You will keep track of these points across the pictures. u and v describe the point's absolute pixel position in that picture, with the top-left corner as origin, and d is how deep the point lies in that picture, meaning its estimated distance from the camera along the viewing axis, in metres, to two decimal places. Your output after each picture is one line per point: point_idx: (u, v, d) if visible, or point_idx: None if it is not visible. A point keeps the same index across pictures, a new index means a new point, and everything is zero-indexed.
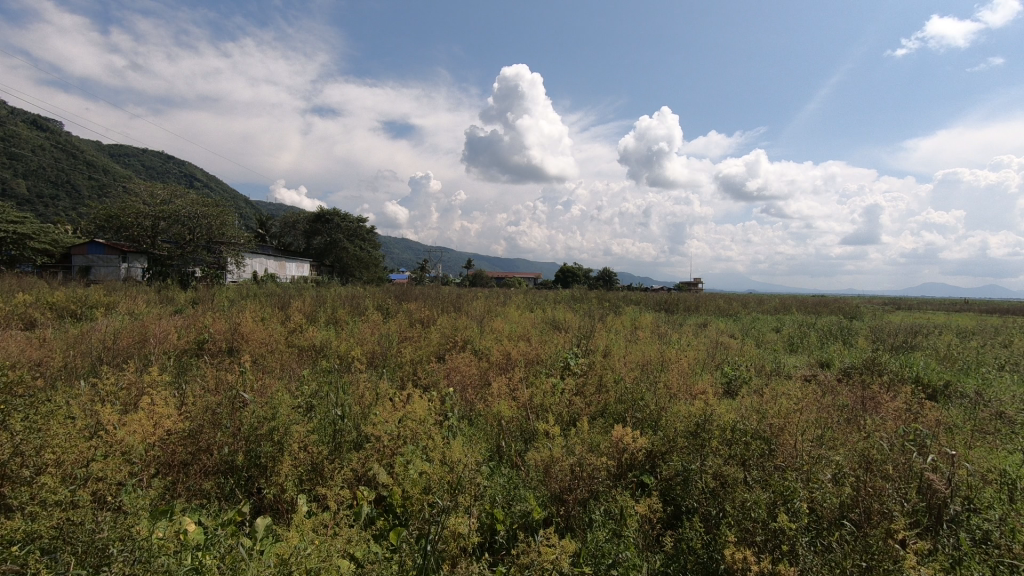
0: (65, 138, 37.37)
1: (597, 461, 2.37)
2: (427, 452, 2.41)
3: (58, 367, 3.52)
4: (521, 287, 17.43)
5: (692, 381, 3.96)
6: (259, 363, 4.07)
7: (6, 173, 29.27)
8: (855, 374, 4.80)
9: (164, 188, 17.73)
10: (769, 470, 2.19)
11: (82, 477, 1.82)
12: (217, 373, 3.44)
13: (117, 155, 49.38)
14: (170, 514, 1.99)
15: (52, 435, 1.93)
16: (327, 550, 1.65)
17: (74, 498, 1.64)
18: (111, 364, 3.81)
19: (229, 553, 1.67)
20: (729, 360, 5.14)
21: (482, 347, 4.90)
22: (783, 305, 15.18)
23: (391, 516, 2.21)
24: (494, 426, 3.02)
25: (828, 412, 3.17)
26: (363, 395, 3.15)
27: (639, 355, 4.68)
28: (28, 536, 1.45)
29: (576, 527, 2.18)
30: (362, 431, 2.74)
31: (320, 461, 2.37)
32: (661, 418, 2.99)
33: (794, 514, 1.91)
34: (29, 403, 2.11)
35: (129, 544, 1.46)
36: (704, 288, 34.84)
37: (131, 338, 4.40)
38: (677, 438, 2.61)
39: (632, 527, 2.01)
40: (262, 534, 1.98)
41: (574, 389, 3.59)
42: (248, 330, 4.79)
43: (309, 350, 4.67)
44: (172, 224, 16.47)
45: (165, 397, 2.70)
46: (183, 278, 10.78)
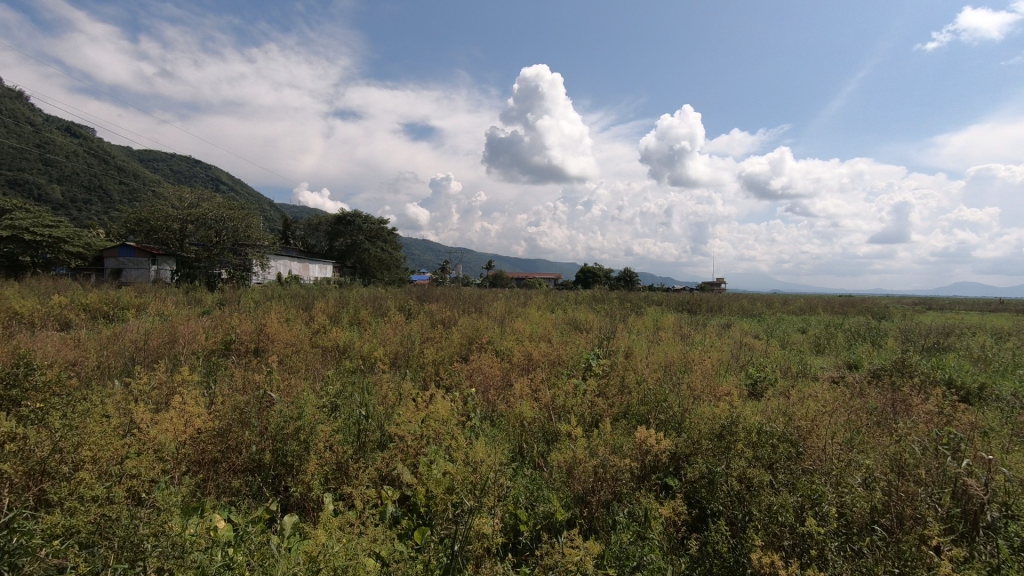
0: (96, 144, 38.71)
1: (621, 463, 2.35)
2: (450, 452, 2.42)
3: (93, 367, 3.63)
4: (541, 287, 17.63)
5: (716, 381, 3.92)
6: (285, 363, 4.15)
7: (42, 180, 30.38)
8: (885, 376, 4.69)
9: (191, 192, 18.10)
10: (797, 473, 2.17)
11: (116, 474, 1.85)
12: (243, 373, 3.51)
13: (147, 160, 50.90)
14: (201, 511, 2.03)
15: (88, 433, 1.97)
16: (354, 548, 1.65)
17: (109, 495, 1.69)
18: (143, 364, 3.90)
19: (259, 550, 1.71)
20: (754, 361, 5.08)
21: (503, 347, 4.93)
22: (808, 306, 14.93)
23: (415, 515, 2.22)
24: (516, 428, 3.03)
25: (858, 414, 3.11)
26: (386, 395, 3.18)
27: (661, 357, 4.64)
28: (68, 531, 1.50)
29: (600, 529, 2.17)
30: (385, 430, 2.76)
31: (345, 460, 2.40)
32: (685, 420, 2.95)
33: (823, 519, 1.87)
34: (66, 403, 2.17)
35: (162, 540, 1.50)
36: (725, 287, 34.54)
37: (161, 338, 4.51)
38: (701, 439, 2.57)
39: (656, 530, 2.01)
40: (290, 531, 2.00)
41: (597, 390, 3.58)
42: (273, 330, 4.86)
43: (332, 350, 4.74)
44: (198, 227, 16.80)
45: (195, 396, 2.76)
46: (211, 279, 11.07)
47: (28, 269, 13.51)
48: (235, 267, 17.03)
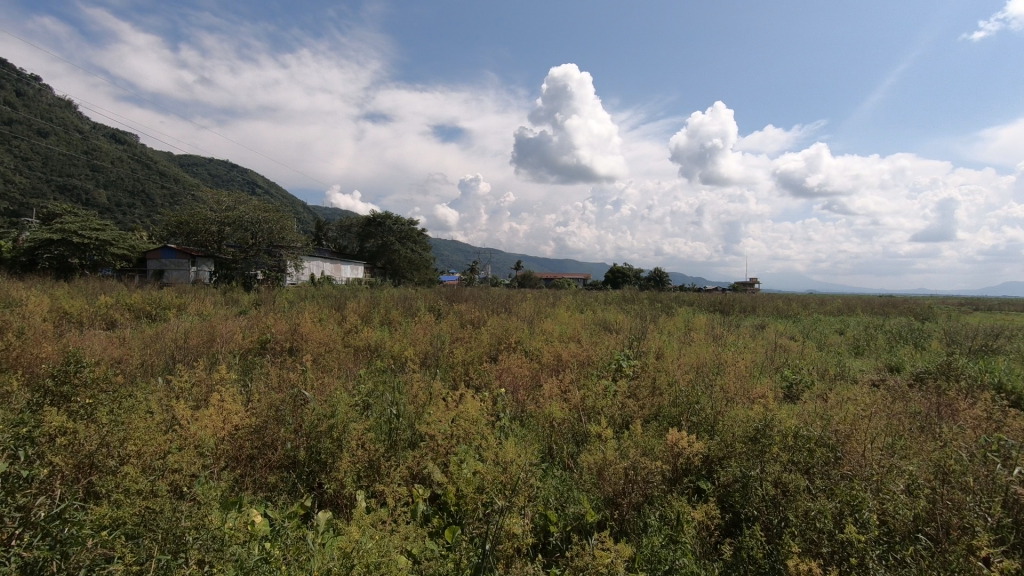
0: (139, 150, 40.17)
1: (652, 465, 2.32)
2: (480, 451, 2.42)
3: (136, 365, 3.76)
4: (570, 288, 17.57)
5: (750, 384, 3.83)
6: (318, 362, 4.22)
7: (89, 185, 31.66)
8: (929, 380, 4.52)
9: (228, 195, 18.61)
10: (835, 479, 2.11)
11: (159, 468, 1.92)
12: (278, 372, 3.59)
13: (186, 165, 52.57)
14: (239, 506, 2.09)
15: (133, 428, 2.04)
16: (386, 545, 1.67)
17: (152, 488, 1.75)
18: (183, 362, 4.02)
19: (295, 545, 1.75)
20: (789, 363, 4.95)
21: (532, 348, 4.93)
22: (845, 306, 14.52)
23: (446, 514, 2.24)
24: (545, 429, 3.03)
25: (900, 419, 2.99)
26: (416, 394, 3.21)
27: (693, 358, 4.57)
28: (115, 522, 1.57)
29: (630, 532, 2.15)
30: (415, 429, 2.79)
31: (377, 458, 2.44)
32: (718, 422, 2.89)
33: (863, 526, 1.82)
34: (113, 399, 2.26)
35: (203, 533, 1.55)
36: (758, 287, 33.86)
37: (201, 337, 4.65)
38: (735, 442, 2.52)
39: (689, 534, 1.98)
40: (324, 527, 2.04)
41: (627, 391, 3.54)
42: (307, 330, 4.96)
43: (364, 350, 4.81)
44: (235, 229, 17.27)
45: (233, 394, 2.84)
46: (247, 280, 11.36)
47: (77, 271, 14.10)
48: (270, 268, 17.46)
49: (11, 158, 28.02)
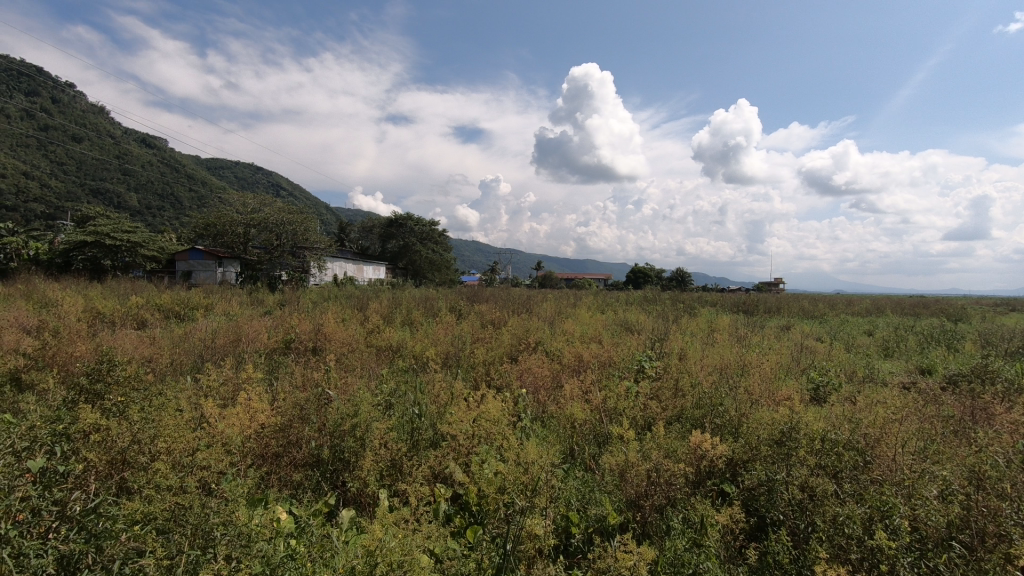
0: (169, 154, 41.19)
1: (676, 467, 2.30)
2: (501, 452, 2.42)
3: (166, 364, 3.85)
4: (591, 289, 17.50)
5: (776, 386, 3.77)
6: (341, 362, 4.27)
7: (121, 188, 32.54)
8: (962, 383, 4.38)
9: (254, 197, 18.95)
10: (865, 484, 2.06)
11: (188, 465, 1.96)
12: (303, 372, 3.64)
13: (213, 168, 53.71)
14: (265, 503, 2.13)
15: (163, 425, 2.09)
16: (409, 544, 1.68)
17: (182, 485, 1.79)
18: (210, 361, 4.11)
19: (320, 543, 1.77)
20: (816, 365, 4.85)
21: (553, 349, 4.91)
22: (874, 307, 14.17)
23: (468, 514, 2.25)
24: (567, 430, 3.02)
25: (933, 423, 2.91)
26: (438, 394, 3.23)
27: (717, 359, 4.51)
28: (147, 517, 1.61)
29: (653, 534, 2.13)
30: (437, 429, 2.81)
31: (399, 457, 2.46)
32: (742, 425, 2.84)
33: (894, 533, 1.77)
34: (144, 398, 2.32)
35: (231, 529, 1.58)
36: (784, 287, 33.21)
37: (228, 337, 4.74)
38: (760, 445, 2.48)
39: (713, 537, 1.95)
40: (347, 525, 2.06)
41: (649, 392, 3.50)
42: (331, 330, 5.02)
43: (386, 350, 4.85)
44: (260, 231, 17.59)
45: (259, 393, 2.90)
46: (272, 281, 11.56)
47: (109, 272, 14.52)
48: (294, 268, 17.73)
49: (48, 164, 28.99)
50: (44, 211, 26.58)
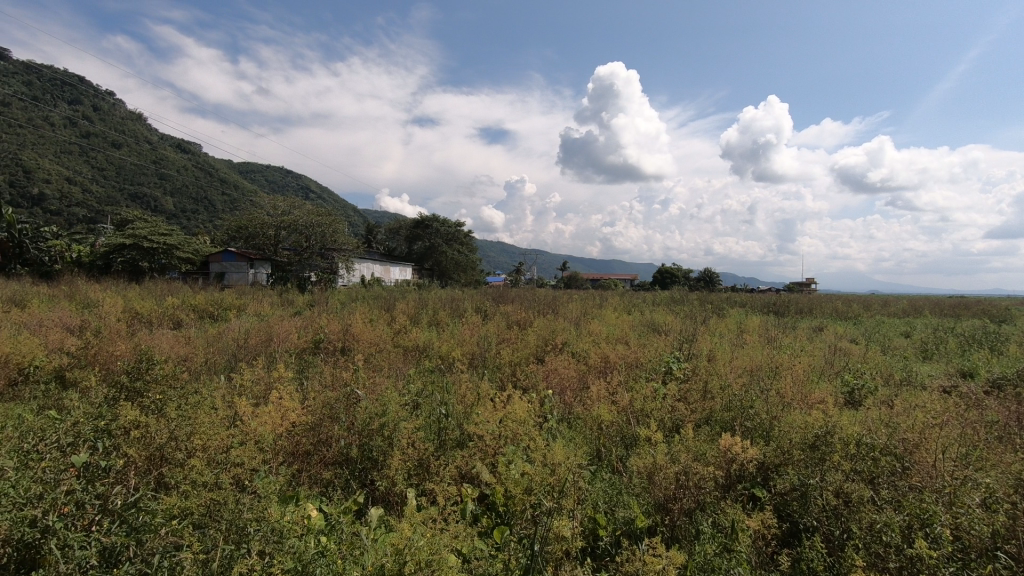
0: (203, 159, 42.37)
1: (705, 471, 2.27)
2: (528, 453, 2.42)
3: (201, 363, 3.96)
4: (616, 290, 17.38)
5: (808, 389, 3.68)
6: (369, 362, 4.33)
7: (158, 192, 33.56)
8: (1007, 387, 4.21)
9: (284, 199, 19.37)
10: (903, 491, 2.00)
11: (223, 461, 2.01)
12: (332, 371, 3.70)
13: (245, 171, 55.05)
14: (296, 500, 2.17)
15: (199, 423, 2.15)
16: (437, 543, 1.69)
17: (217, 480, 1.84)
18: (243, 361, 4.21)
19: (350, 540, 1.79)
20: (850, 367, 4.72)
21: (580, 350, 4.89)
22: (912, 307, 13.72)
23: (495, 514, 2.25)
24: (594, 431, 3.00)
25: (975, 428, 2.80)
26: (465, 395, 3.25)
27: (747, 361, 4.43)
28: (184, 512, 1.66)
29: (682, 538, 2.11)
30: (464, 429, 2.82)
31: (427, 457, 2.47)
32: (773, 428, 2.78)
33: (934, 541, 1.71)
34: (181, 396, 2.38)
35: (263, 525, 1.62)
36: (816, 287, 32.44)
37: (259, 337, 4.85)
38: (793, 449, 2.42)
39: (744, 543, 1.92)
40: (376, 523, 2.09)
41: (678, 394, 3.46)
42: (358, 330, 5.09)
43: (413, 350, 4.90)
44: (290, 232, 17.99)
45: (291, 392, 2.95)
46: (301, 282, 11.77)
47: (147, 274, 15.00)
48: (323, 270, 18.05)
49: (89, 170, 30.12)
50: (86, 215, 27.61)
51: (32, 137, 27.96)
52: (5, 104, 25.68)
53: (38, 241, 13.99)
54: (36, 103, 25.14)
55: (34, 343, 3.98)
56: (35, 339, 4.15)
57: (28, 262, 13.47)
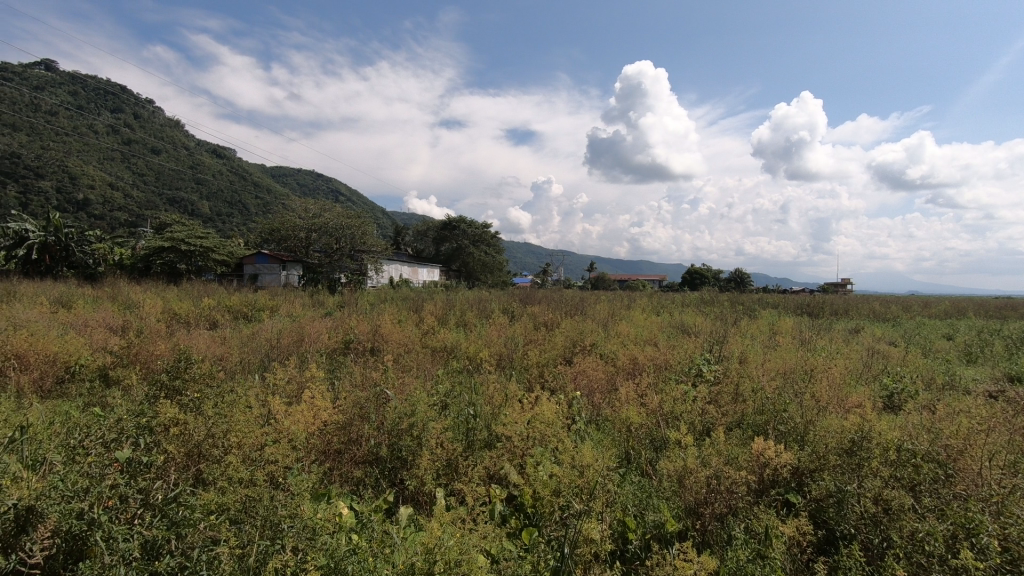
0: (238, 164, 43.60)
1: (737, 475, 2.23)
2: (556, 454, 2.41)
3: (236, 363, 4.06)
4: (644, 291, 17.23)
5: (845, 392, 3.57)
6: (398, 362, 4.39)
7: (195, 197, 34.61)
8: None
9: (315, 203, 19.79)
10: (946, 499, 1.93)
11: (257, 459, 2.05)
12: (362, 371, 3.76)
13: (278, 175, 56.47)
14: (328, 498, 2.20)
15: (234, 420, 2.20)
16: (466, 543, 1.70)
17: (252, 477, 1.89)
18: (276, 360, 4.30)
19: (380, 538, 1.82)
20: (889, 370, 4.57)
21: (608, 351, 4.85)
22: (954, 308, 13.22)
23: (523, 515, 2.25)
24: (623, 434, 2.97)
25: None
26: (492, 395, 3.26)
27: (779, 363, 4.33)
28: (222, 508, 1.71)
29: (714, 543, 2.07)
30: (492, 430, 2.83)
31: (455, 457, 2.49)
32: (808, 433, 2.71)
33: (981, 552, 1.64)
34: (218, 395, 2.45)
35: (297, 521, 1.65)
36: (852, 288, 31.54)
37: (292, 337, 4.95)
38: (828, 454, 2.36)
39: (778, 550, 1.87)
40: (406, 522, 2.11)
41: (708, 397, 3.40)
42: (387, 331, 5.16)
43: (441, 351, 4.94)
44: (321, 235, 18.38)
45: (322, 391, 3.01)
46: (331, 283, 11.95)
47: (185, 276, 15.46)
48: (353, 271, 18.35)
49: (130, 176, 31.27)
50: (128, 219, 28.65)
51: (78, 144, 29.16)
52: (54, 113, 26.88)
53: (83, 244, 14.57)
54: (81, 111, 26.16)
55: (80, 343, 4.15)
56: (80, 339, 4.32)
57: (74, 264, 14.07)
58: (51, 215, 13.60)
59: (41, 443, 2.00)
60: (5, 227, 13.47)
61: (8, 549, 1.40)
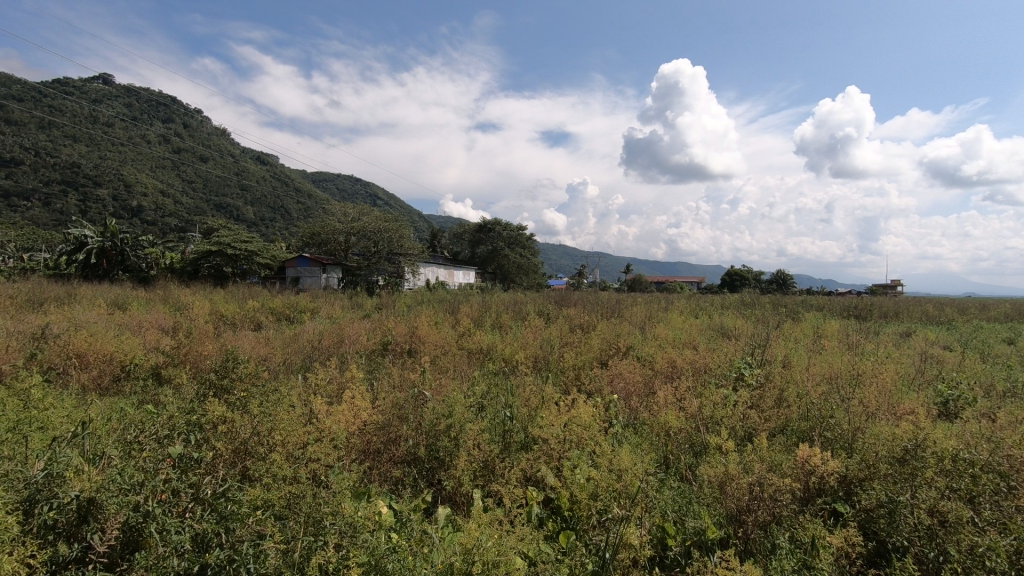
0: (280, 170, 44.96)
1: (781, 483, 2.16)
2: (594, 457, 2.39)
3: (279, 363, 4.19)
4: (682, 294, 16.95)
5: (896, 399, 3.42)
6: (435, 363, 4.45)
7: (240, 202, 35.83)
8: None
9: (354, 207, 20.24)
10: (1010, 512, 1.83)
11: (301, 457, 2.11)
12: (400, 372, 3.82)
13: (319, 180, 58.02)
14: (368, 496, 2.24)
15: (279, 419, 2.26)
16: (505, 545, 1.71)
17: (296, 475, 1.94)
18: (317, 361, 4.41)
19: (419, 538, 1.84)
20: (945, 376, 4.35)
21: (645, 354, 4.79)
22: (1015, 311, 12.56)
23: (560, 518, 2.23)
24: (661, 438, 2.93)
25: None
26: (529, 397, 3.26)
27: (825, 368, 4.18)
28: (267, 504, 1.77)
29: (757, 553, 2.02)
30: (529, 432, 2.83)
31: (492, 459, 2.50)
32: (856, 440, 2.61)
33: None
34: (263, 394, 2.52)
35: (339, 519, 1.69)
36: (904, 289, 30.28)
37: (332, 339, 5.07)
38: (879, 463, 2.26)
39: (825, 560, 1.81)
40: (444, 522, 2.13)
41: (749, 401, 3.31)
42: (424, 333, 5.23)
43: (477, 353, 4.96)
44: (359, 238, 18.83)
45: (362, 391, 3.07)
46: (370, 286, 12.17)
47: (230, 279, 15.98)
48: (391, 274, 18.67)
49: (180, 183, 32.61)
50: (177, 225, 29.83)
51: (133, 153, 30.57)
52: (110, 125, 28.30)
53: (137, 248, 15.24)
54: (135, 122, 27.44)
55: (134, 343, 4.35)
56: (135, 339, 4.53)
57: (129, 268, 14.76)
58: (107, 222, 14.33)
59: (101, 438, 2.11)
60: (66, 232, 14.24)
61: (72, 538, 1.52)
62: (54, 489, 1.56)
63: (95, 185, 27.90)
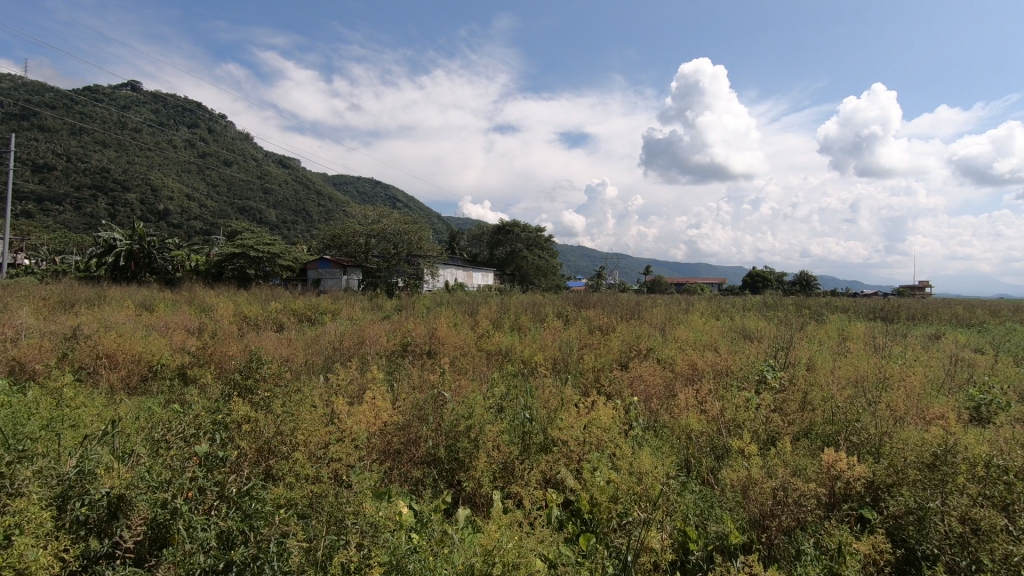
0: (302, 173, 45.60)
1: (806, 487, 2.12)
2: (614, 460, 2.38)
3: (301, 363, 4.25)
4: (702, 295, 16.79)
5: (925, 403, 3.33)
6: (454, 364, 4.46)
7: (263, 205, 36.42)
8: None
9: (374, 209, 20.44)
10: None
11: (322, 457, 2.13)
12: (419, 374, 3.84)
13: (340, 183, 58.72)
14: (389, 496, 2.26)
15: (301, 419, 2.29)
16: (524, 547, 1.70)
17: (318, 474, 1.97)
18: (338, 362, 4.46)
19: (439, 539, 1.85)
20: (976, 380, 4.23)
21: (666, 356, 4.74)
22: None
23: (579, 521, 2.22)
24: (682, 442, 2.90)
25: None
26: (548, 399, 3.25)
27: (851, 371, 4.09)
28: (290, 502, 1.79)
29: (781, 558, 1.98)
30: (548, 434, 2.82)
31: (511, 461, 2.50)
32: (884, 445, 2.55)
33: None
34: (286, 394, 2.56)
35: (360, 518, 1.70)
36: (931, 289, 29.62)
37: (352, 340, 5.12)
38: (907, 468, 2.21)
39: (852, 567, 1.77)
40: (464, 523, 2.14)
41: (772, 405, 3.26)
42: (444, 334, 5.25)
43: (496, 354, 4.96)
44: (379, 240, 19.01)
45: (382, 392, 3.10)
46: (389, 287, 12.26)
47: (253, 281, 16.21)
48: (410, 275, 18.79)
49: (205, 187, 33.26)
50: (202, 228, 30.42)
51: (160, 158, 31.27)
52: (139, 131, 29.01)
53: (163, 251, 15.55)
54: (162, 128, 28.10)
55: (161, 343, 4.45)
56: (162, 339, 4.63)
57: (156, 271, 15.10)
58: (136, 226, 14.68)
59: (129, 436, 2.16)
60: (96, 236, 14.63)
61: (102, 533, 1.55)
62: (86, 485, 1.60)
63: (123, 189, 28.59)
